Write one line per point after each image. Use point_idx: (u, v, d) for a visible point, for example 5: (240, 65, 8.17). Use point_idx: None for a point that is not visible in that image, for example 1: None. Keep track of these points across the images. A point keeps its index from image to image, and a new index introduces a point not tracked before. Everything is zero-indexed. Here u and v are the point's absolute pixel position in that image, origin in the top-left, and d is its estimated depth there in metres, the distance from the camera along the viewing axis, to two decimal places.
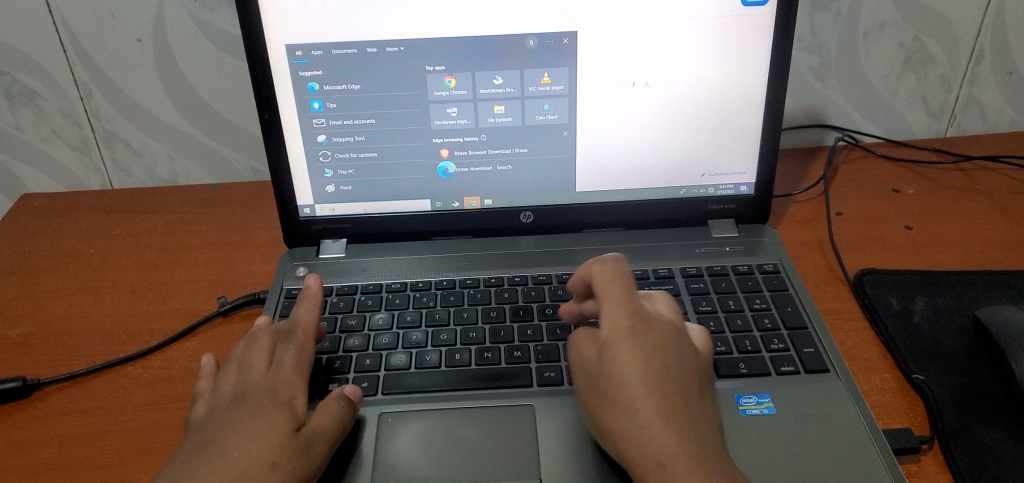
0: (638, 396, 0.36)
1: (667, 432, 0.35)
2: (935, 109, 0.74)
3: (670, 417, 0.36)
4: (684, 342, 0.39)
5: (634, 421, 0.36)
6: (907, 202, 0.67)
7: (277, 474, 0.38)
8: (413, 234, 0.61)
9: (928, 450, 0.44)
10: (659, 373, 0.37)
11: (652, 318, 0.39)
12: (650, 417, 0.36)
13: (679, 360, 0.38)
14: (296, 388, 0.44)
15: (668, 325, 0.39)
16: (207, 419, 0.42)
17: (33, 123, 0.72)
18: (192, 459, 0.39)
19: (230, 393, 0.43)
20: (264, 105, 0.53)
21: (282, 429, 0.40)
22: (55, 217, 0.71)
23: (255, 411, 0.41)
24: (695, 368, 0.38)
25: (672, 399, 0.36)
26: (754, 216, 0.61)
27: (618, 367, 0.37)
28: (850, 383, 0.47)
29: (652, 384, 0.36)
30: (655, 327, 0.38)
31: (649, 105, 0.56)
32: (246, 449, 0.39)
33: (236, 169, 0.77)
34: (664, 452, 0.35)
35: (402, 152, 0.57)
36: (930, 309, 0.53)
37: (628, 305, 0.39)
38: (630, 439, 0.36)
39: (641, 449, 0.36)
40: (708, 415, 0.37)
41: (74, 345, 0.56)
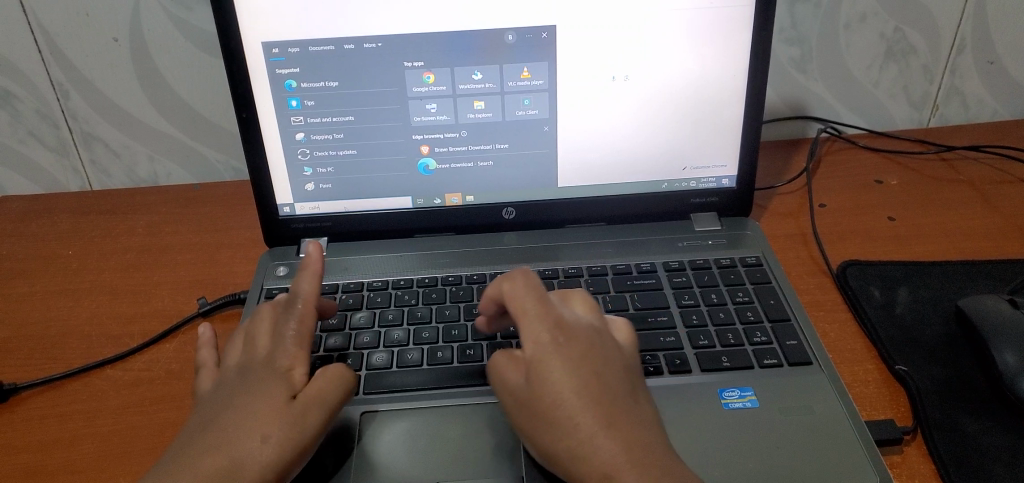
0: (574, 413, 0.37)
1: (612, 444, 0.36)
2: (917, 99, 0.74)
3: (609, 427, 0.36)
4: (604, 347, 0.40)
5: (574, 438, 0.36)
6: (890, 193, 0.67)
7: (270, 446, 0.38)
8: (395, 232, 0.60)
9: (910, 441, 0.44)
10: (590, 385, 0.37)
11: (571, 326, 0.40)
12: (591, 431, 0.36)
13: (608, 368, 0.39)
14: (295, 357, 0.42)
15: (587, 331, 0.40)
16: (214, 392, 0.42)
17: (10, 125, 0.71)
18: (192, 435, 0.39)
19: (237, 365, 0.43)
20: (240, 104, 0.53)
21: (275, 398, 0.40)
22: (33, 220, 0.71)
23: (252, 383, 0.41)
24: (619, 370, 0.39)
25: (608, 409, 0.37)
26: (737, 209, 0.61)
27: (551, 386, 0.37)
28: (832, 375, 0.47)
29: (585, 398, 0.37)
30: (575, 337, 0.39)
31: (630, 98, 0.55)
32: (240, 422, 0.39)
33: (216, 168, 0.76)
34: (609, 465, 0.35)
35: (382, 149, 0.56)
36: (913, 300, 0.53)
37: (544, 317, 0.39)
38: (574, 457, 0.36)
39: (587, 465, 0.36)
40: (646, 418, 0.38)
41: (52, 349, 0.55)
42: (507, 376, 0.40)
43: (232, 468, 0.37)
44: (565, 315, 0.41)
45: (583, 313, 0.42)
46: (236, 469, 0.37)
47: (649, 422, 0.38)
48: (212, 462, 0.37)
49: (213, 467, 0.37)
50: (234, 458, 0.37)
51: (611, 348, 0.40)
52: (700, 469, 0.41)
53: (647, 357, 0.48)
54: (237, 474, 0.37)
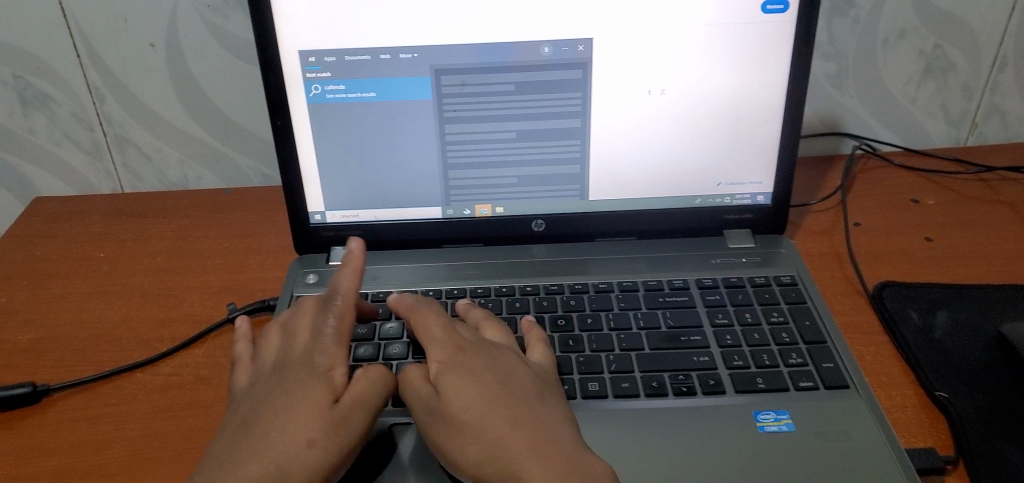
0: (479, 416, 0.39)
1: (518, 441, 0.37)
2: (956, 117, 0.73)
3: (514, 426, 0.38)
4: (508, 360, 0.42)
5: (477, 441, 0.38)
6: (926, 212, 0.65)
7: (314, 453, 0.38)
8: (425, 242, 0.60)
9: (952, 470, 0.43)
10: (493, 392, 0.40)
11: (469, 344, 0.43)
12: (498, 430, 0.38)
13: (517, 380, 0.41)
14: (333, 358, 0.43)
15: (491, 349, 0.43)
16: (247, 392, 0.42)
17: (46, 127, 0.72)
18: (232, 438, 0.39)
19: (272, 363, 0.44)
20: (275, 111, 0.53)
21: (317, 404, 0.40)
22: (65, 221, 0.71)
23: (291, 385, 0.41)
24: (527, 380, 0.41)
25: (512, 411, 0.39)
26: (771, 226, 0.60)
27: (453, 395, 0.40)
28: (871, 400, 0.46)
29: (491, 402, 0.39)
30: (477, 353, 0.42)
31: (665, 112, 0.55)
32: (283, 428, 0.39)
33: (246, 174, 0.76)
34: (516, 461, 0.37)
35: (415, 159, 0.56)
36: (952, 323, 0.52)
37: (450, 338, 0.43)
38: (480, 459, 0.37)
39: (495, 464, 0.37)
40: (556, 418, 0.39)
41: (83, 351, 0.55)
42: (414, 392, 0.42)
43: (278, 474, 0.37)
44: (463, 336, 0.44)
45: (497, 337, 0.46)
46: (281, 476, 0.37)
47: (558, 422, 0.39)
48: (257, 469, 0.37)
49: (258, 473, 0.37)
50: (280, 464, 0.37)
51: (517, 363, 0.43)
52: None
53: (680, 377, 0.47)
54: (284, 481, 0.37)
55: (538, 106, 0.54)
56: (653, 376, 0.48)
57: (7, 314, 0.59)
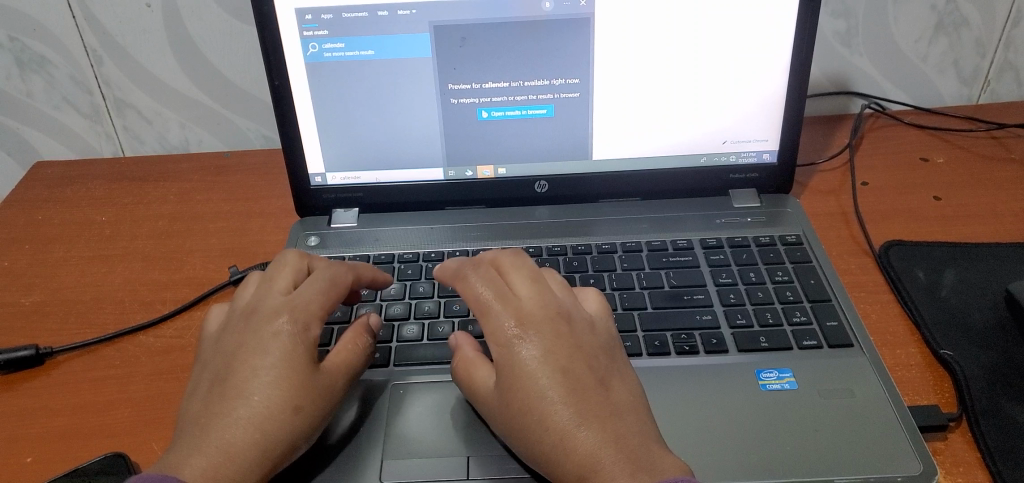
0: (546, 410, 0.37)
1: (590, 440, 0.36)
2: (968, 74, 0.71)
3: (582, 420, 0.37)
4: (571, 329, 0.41)
5: (547, 436, 0.37)
6: (935, 171, 0.64)
7: (300, 417, 0.39)
8: (426, 204, 0.60)
9: (955, 428, 0.42)
10: (557, 380, 0.38)
11: (533, 316, 0.41)
12: (568, 428, 0.37)
13: (581, 357, 0.39)
14: (310, 314, 0.43)
15: (552, 313, 0.41)
16: (224, 346, 0.42)
17: (44, 90, 0.71)
18: (214, 400, 0.39)
19: (247, 313, 0.44)
20: (273, 71, 0.52)
21: (298, 366, 0.40)
22: (67, 185, 0.71)
23: (269, 341, 0.41)
24: (593, 357, 0.40)
25: (577, 399, 0.38)
26: (777, 186, 0.59)
27: (520, 384, 0.38)
28: (874, 358, 0.45)
29: (557, 392, 0.38)
30: (538, 328, 0.40)
31: (670, 68, 0.54)
32: (267, 391, 0.39)
33: (247, 136, 0.76)
34: (585, 460, 0.36)
35: (414, 119, 0.55)
36: (959, 282, 0.51)
37: (507, 309, 0.41)
38: (551, 455, 0.37)
39: (564, 462, 0.36)
40: (624, 403, 0.38)
41: (86, 313, 0.55)
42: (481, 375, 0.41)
43: (265, 442, 0.38)
44: (525, 303, 0.41)
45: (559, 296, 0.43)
46: (269, 443, 0.38)
47: (627, 409, 0.38)
48: (244, 436, 0.38)
49: (246, 441, 0.38)
50: (267, 431, 0.38)
51: (582, 332, 0.41)
52: (736, 450, 0.41)
53: (682, 336, 0.47)
54: (272, 446, 0.38)
55: (537, 61, 0.53)
56: (655, 335, 0.47)
57: (11, 277, 0.59)
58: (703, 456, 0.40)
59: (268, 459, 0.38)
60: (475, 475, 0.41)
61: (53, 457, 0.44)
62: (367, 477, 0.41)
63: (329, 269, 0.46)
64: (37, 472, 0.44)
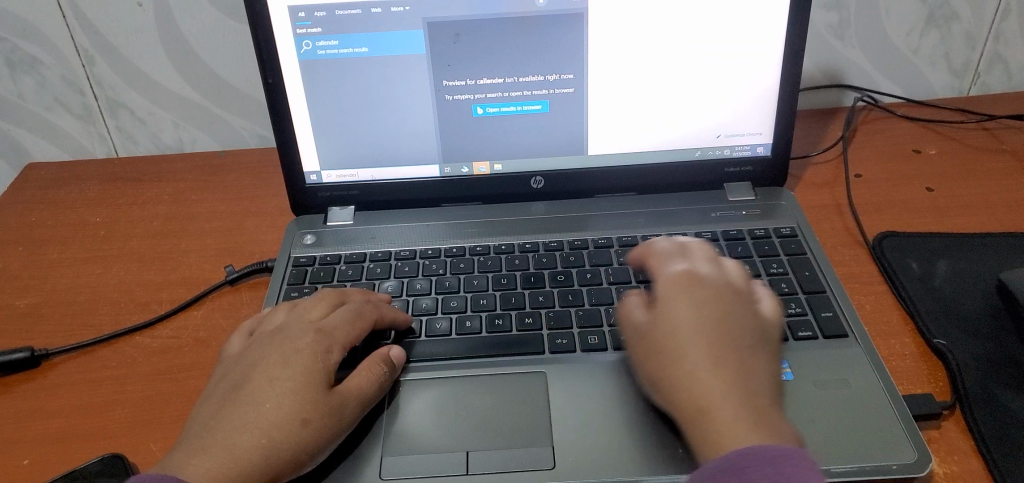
0: (682, 348, 0.39)
1: (715, 381, 0.37)
2: (959, 67, 0.72)
3: (716, 363, 0.38)
4: (733, 295, 0.42)
5: (676, 371, 0.39)
6: (927, 163, 0.65)
7: (308, 430, 0.39)
8: (422, 201, 0.60)
9: (949, 416, 0.43)
10: (704, 324, 0.40)
11: (706, 279, 0.43)
12: (698, 367, 0.38)
13: (736, 316, 0.40)
14: (335, 341, 0.43)
15: (722, 282, 0.43)
16: (246, 361, 0.43)
17: (36, 91, 0.71)
18: (226, 407, 0.40)
19: (272, 334, 0.44)
20: (267, 69, 0.52)
21: (316, 381, 0.41)
22: (60, 186, 0.71)
23: (291, 358, 0.42)
24: (741, 318, 0.41)
25: (723, 345, 0.39)
26: (771, 179, 0.60)
27: (665, 324, 0.40)
28: (869, 348, 0.46)
29: (697, 335, 0.39)
30: (704, 285, 0.42)
31: (663, 63, 0.54)
32: (279, 401, 0.39)
33: (241, 136, 0.76)
34: (705, 396, 0.37)
35: (409, 117, 0.56)
36: (952, 272, 0.52)
37: (688, 269, 0.43)
38: (676, 390, 0.38)
39: (687, 395, 0.38)
40: (757, 359, 0.39)
41: (82, 315, 0.55)
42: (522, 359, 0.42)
43: (270, 449, 0.38)
44: (707, 270, 0.43)
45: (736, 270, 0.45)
46: (274, 451, 0.38)
47: (765, 368, 0.39)
48: (250, 441, 0.38)
49: (251, 445, 0.38)
50: (273, 439, 0.38)
51: (744, 301, 0.42)
52: None
53: None
54: (277, 454, 0.38)
55: (531, 57, 0.53)
56: None
57: (6, 279, 0.59)
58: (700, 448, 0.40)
59: (272, 466, 0.38)
60: (474, 470, 0.41)
61: (52, 458, 0.44)
62: (367, 473, 0.41)
63: (358, 301, 0.47)
64: (36, 473, 0.44)
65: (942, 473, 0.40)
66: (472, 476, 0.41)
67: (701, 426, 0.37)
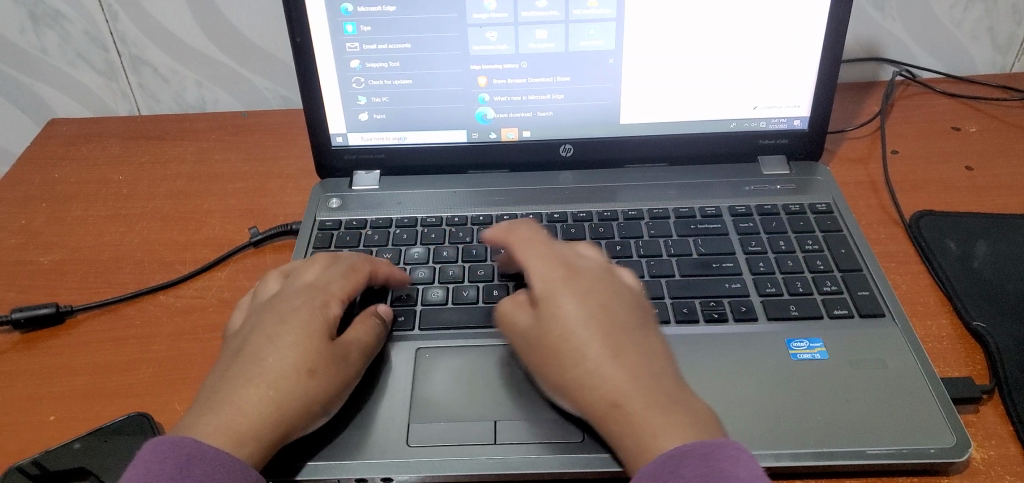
0: (581, 343, 0.38)
1: (620, 375, 0.37)
2: (1002, 42, 0.70)
3: (617, 356, 0.37)
4: (612, 288, 0.42)
5: (577, 371, 0.38)
6: (967, 141, 0.63)
7: (314, 381, 0.39)
8: (449, 168, 0.59)
9: (987, 400, 0.42)
10: (593, 318, 0.39)
11: (581, 272, 0.42)
12: (602, 362, 0.37)
13: (615, 308, 0.40)
14: (335, 297, 0.43)
15: (596, 275, 0.42)
16: (242, 329, 0.42)
17: (59, 45, 0.71)
18: (230, 367, 0.39)
19: (268, 302, 0.44)
20: (295, 27, 0.51)
21: (314, 334, 0.40)
22: (83, 143, 0.70)
23: (288, 317, 0.41)
24: (617, 308, 0.40)
25: (609, 340, 0.38)
26: (807, 153, 0.58)
27: (550, 316, 0.40)
28: (907, 329, 0.45)
29: (591, 329, 0.39)
30: (586, 279, 0.42)
31: (702, 30, 0.52)
32: (281, 354, 0.39)
33: (265, 96, 0.75)
34: (617, 391, 0.36)
35: (439, 78, 0.54)
36: (992, 253, 0.50)
37: (553, 262, 0.43)
38: (580, 390, 0.38)
39: (596, 392, 0.37)
40: (655, 348, 0.39)
41: (105, 273, 0.55)
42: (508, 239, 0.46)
43: (279, 401, 0.37)
44: (574, 262, 0.43)
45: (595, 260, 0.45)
46: (283, 402, 0.38)
47: (648, 353, 0.38)
48: (256, 394, 0.37)
49: (260, 400, 0.37)
50: (280, 390, 0.38)
51: (619, 292, 0.42)
52: (767, 419, 0.40)
53: (711, 303, 0.47)
54: (286, 405, 0.38)
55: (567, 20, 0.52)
56: (683, 301, 0.47)
57: (29, 235, 0.59)
58: (737, 425, 0.40)
59: (282, 417, 0.37)
60: (503, 439, 0.40)
61: (77, 415, 0.44)
62: (393, 440, 0.40)
63: (353, 262, 0.47)
64: (60, 430, 0.44)
65: (979, 458, 0.39)
66: (500, 445, 0.40)
67: (620, 423, 0.36)
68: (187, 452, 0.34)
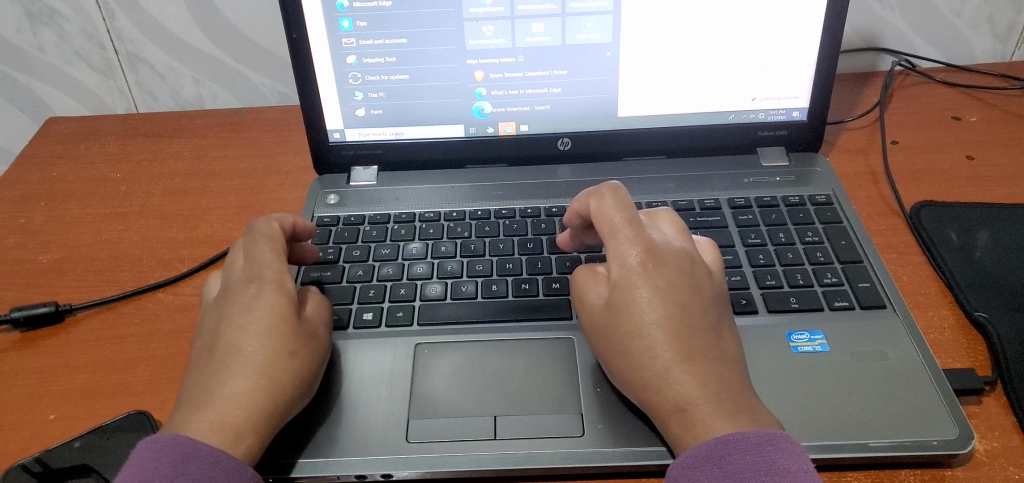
0: (651, 342, 0.37)
1: (689, 379, 0.36)
2: (1002, 30, 0.69)
3: (687, 358, 0.37)
4: (693, 275, 0.40)
5: (642, 370, 0.37)
6: (968, 130, 0.63)
7: (297, 360, 0.39)
8: (447, 163, 0.59)
9: (990, 391, 0.42)
10: (670, 316, 0.38)
11: (663, 253, 0.40)
12: (671, 364, 0.37)
13: (695, 302, 0.39)
14: (279, 271, 0.42)
15: (679, 258, 0.40)
16: (206, 326, 0.41)
17: (56, 44, 0.70)
18: (209, 363, 0.39)
19: (218, 295, 0.42)
20: (291, 23, 0.51)
21: (284, 314, 0.41)
22: (80, 141, 0.70)
23: (249, 304, 0.41)
24: (702, 302, 0.39)
25: (686, 339, 0.37)
26: (806, 144, 0.58)
27: (626, 311, 0.39)
28: (908, 321, 0.44)
29: (667, 327, 0.38)
30: (665, 265, 0.39)
31: (700, 22, 0.52)
32: (260, 341, 0.39)
33: (262, 93, 0.75)
34: (683, 396, 0.36)
35: (435, 73, 0.54)
36: (994, 243, 0.50)
37: (643, 240, 0.40)
38: (648, 388, 0.37)
39: (661, 393, 0.36)
40: (724, 346, 0.38)
41: (104, 271, 0.55)
42: (591, 207, 0.42)
43: (272, 387, 0.38)
44: (657, 239, 0.41)
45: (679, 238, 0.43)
46: (276, 387, 0.38)
47: (722, 352, 0.38)
48: (248, 385, 0.37)
49: (254, 389, 0.37)
50: (265, 376, 0.38)
51: (698, 279, 0.40)
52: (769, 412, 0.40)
53: None
54: (280, 390, 0.38)
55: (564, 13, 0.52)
56: None
57: (27, 234, 0.58)
58: None
59: (274, 402, 0.38)
60: (503, 435, 0.40)
61: (76, 414, 0.44)
62: (392, 437, 0.40)
63: (264, 229, 0.44)
64: (60, 429, 0.43)
65: (982, 450, 0.39)
66: (501, 441, 0.40)
67: (682, 426, 0.35)
68: (184, 451, 0.34)
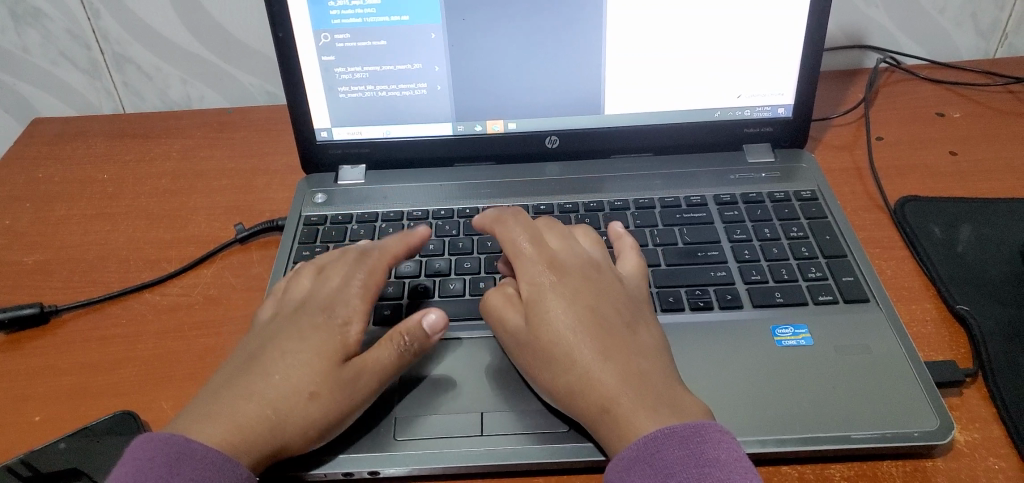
0: (570, 344, 0.38)
1: (612, 375, 0.37)
2: (985, 28, 0.70)
3: (607, 356, 0.38)
4: (599, 281, 0.42)
5: (562, 376, 0.38)
6: (950, 126, 0.63)
7: (315, 404, 0.38)
8: (434, 161, 0.59)
9: (971, 383, 0.42)
10: (587, 321, 0.39)
11: (564, 265, 0.43)
12: (591, 363, 0.38)
13: (604, 305, 0.40)
14: (354, 311, 0.42)
15: (581, 269, 0.43)
16: (263, 334, 0.42)
17: (41, 44, 0.70)
18: (240, 374, 0.39)
19: (296, 307, 0.43)
20: (276, 22, 0.51)
21: (331, 352, 0.40)
22: (67, 143, 0.70)
23: (307, 333, 0.41)
24: (614, 304, 0.41)
25: (603, 340, 0.39)
26: (791, 141, 0.58)
27: (539, 317, 0.40)
28: (891, 314, 0.45)
29: (580, 330, 0.39)
30: (568, 275, 0.42)
31: (683, 20, 0.52)
32: (290, 372, 0.39)
33: (250, 92, 0.75)
34: (608, 394, 0.37)
35: (422, 71, 0.54)
36: (975, 237, 0.51)
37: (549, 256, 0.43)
38: (573, 392, 0.38)
39: (586, 395, 0.37)
40: (646, 346, 0.39)
41: (90, 272, 0.55)
42: (496, 230, 0.45)
43: (274, 419, 0.37)
44: (560, 254, 0.44)
45: (587, 249, 0.45)
46: (277, 419, 0.37)
47: (643, 346, 0.39)
48: (253, 408, 0.37)
49: (256, 414, 0.37)
50: (276, 408, 0.37)
51: (607, 284, 0.42)
52: (753, 405, 0.40)
53: (696, 292, 0.47)
54: (280, 424, 0.37)
55: (548, 13, 0.52)
56: (670, 290, 0.47)
57: (12, 236, 0.58)
58: (721, 412, 0.40)
59: (278, 437, 0.37)
60: (489, 431, 0.40)
61: (62, 416, 0.44)
62: (380, 434, 0.40)
63: (372, 264, 0.44)
64: (46, 430, 0.43)
65: (963, 441, 0.40)
66: (488, 437, 0.40)
67: (609, 426, 0.36)
68: (176, 450, 0.35)
